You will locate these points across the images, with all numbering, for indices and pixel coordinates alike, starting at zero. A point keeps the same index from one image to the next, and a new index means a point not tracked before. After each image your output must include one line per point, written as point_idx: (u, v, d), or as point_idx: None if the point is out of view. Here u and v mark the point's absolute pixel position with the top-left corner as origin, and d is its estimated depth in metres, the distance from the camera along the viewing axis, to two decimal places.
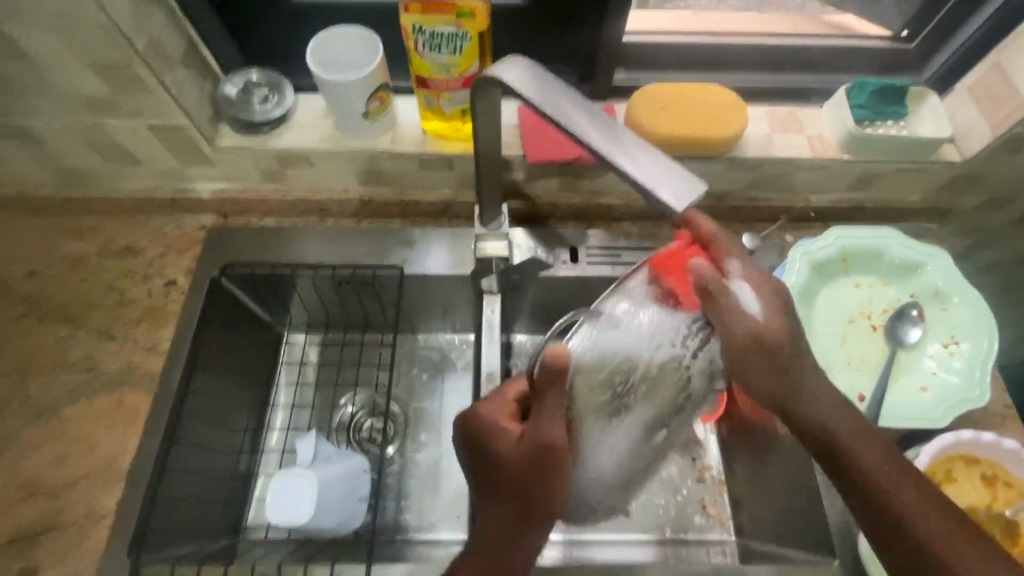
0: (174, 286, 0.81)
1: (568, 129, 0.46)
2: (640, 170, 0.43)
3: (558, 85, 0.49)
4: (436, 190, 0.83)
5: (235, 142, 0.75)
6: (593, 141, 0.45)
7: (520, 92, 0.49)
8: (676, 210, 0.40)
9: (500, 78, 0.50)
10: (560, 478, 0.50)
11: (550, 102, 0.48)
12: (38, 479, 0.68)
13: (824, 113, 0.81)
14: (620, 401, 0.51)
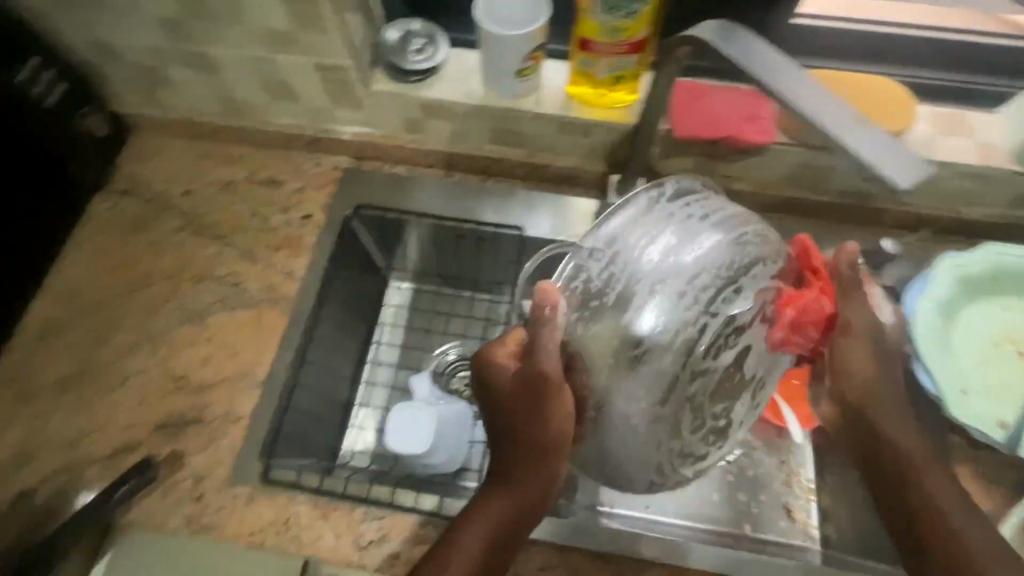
0: (310, 219, 0.86)
1: (774, 91, 0.45)
2: (860, 143, 0.42)
3: (763, 44, 0.47)
4: (566, 156, 0.84)
5: (387, 88, 0.79)
6: (806, 107, 0.44)
7: (732, 52, 0.47)
8: (901, 187, 0.40)
9: (709, 38, 0.48)
10: (555, 410, 0.54)
11: (758, 61, 0.46)
12: (186, 375, 0.76)
13: (996, 118, 0.75)
14: (634, 328, 0.52)
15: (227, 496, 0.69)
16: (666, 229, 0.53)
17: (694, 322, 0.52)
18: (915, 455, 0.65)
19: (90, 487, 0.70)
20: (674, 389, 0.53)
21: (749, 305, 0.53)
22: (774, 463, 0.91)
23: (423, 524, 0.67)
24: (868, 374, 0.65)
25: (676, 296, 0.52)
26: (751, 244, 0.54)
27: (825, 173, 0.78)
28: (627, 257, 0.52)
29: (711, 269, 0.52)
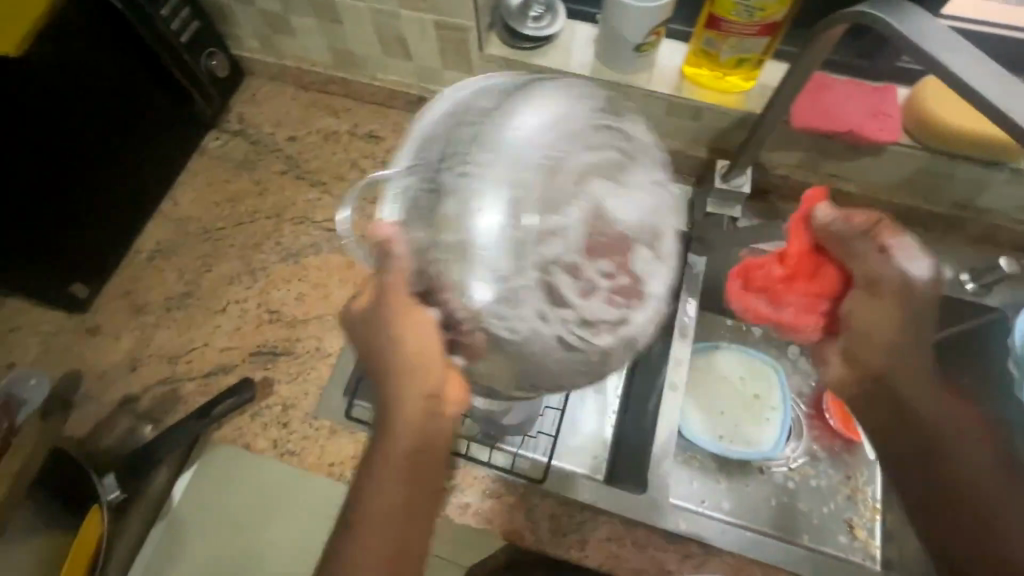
0: None
1: (960, 78, 0.44)
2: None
3: (947, 30, 0.46)
4: (668, 138, 0.83)
5: (501, 53, 0.79)
6: (998, 96, 0.42)
7: (903, 34, 0.46)
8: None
9: (880, 19, 0.47)
10: (393, 314, 0.48)
11: (946, 48, 0.45)
12: (281, 309, 0.79)
13: None
14: (474, 236, 0.44)
15: (311, 427, 0.72)
16: (469, 120, 0.47)
17: (555, 227, 0.44)
18: (959, 433, 0.56)
19: (188, 401, 0.74)
20: (595, 300, 0.45)
21: (569, 176, 0.45)
22: (838, 476, 0.89)
23: (495, 479, 0.68)
24: (892, 340, 0.58)
25: (519, 190, 0.44)
26: (613, 158, 0.47)
27: (941, 182, 0.75)
28: (422, 153, 0.47)
29: (542, 149, 0.45)
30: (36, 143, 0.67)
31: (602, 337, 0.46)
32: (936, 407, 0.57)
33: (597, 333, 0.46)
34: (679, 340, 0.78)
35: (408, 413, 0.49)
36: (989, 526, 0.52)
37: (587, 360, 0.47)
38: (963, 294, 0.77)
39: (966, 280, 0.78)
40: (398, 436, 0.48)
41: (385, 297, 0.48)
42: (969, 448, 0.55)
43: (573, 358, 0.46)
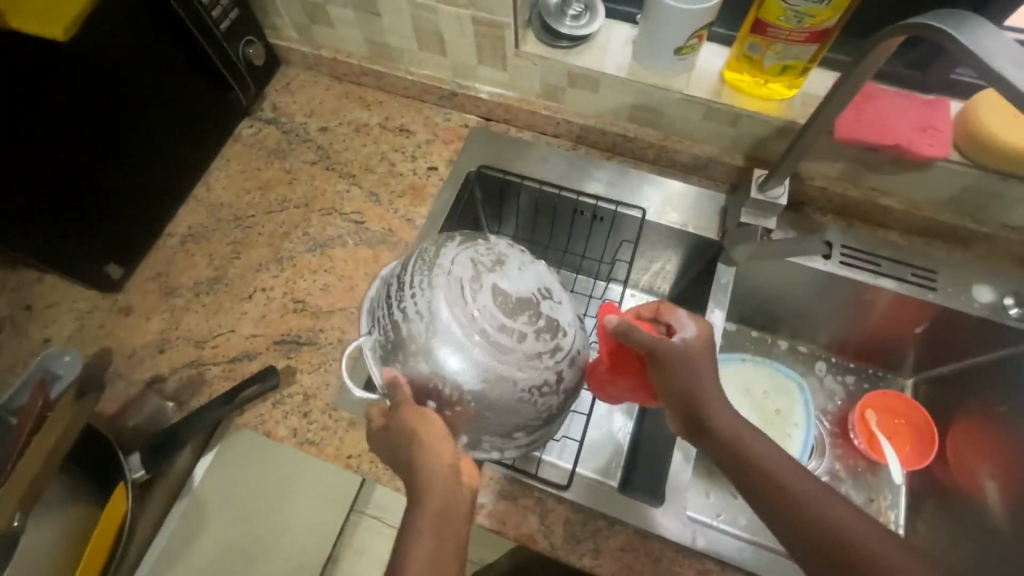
0: (435, 171, 0.89)
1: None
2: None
3: (1019, 49, 0.42)
4: (703, 144, 0.81)
5: (537, 51, 0.79)
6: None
7: (968, 46, 0.43)
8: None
9: (944, 29, 0.45)
10: (411, 418, 0.54)
11: (1017, 67, 0.41)
12: (306, 300, 0.80)
13: None
14: (437, 357, 0.56)
15: (330, 418, 0.72)
16: (402, 287, 0.60)
17: (495, 331, 0.56)
18: (760, 453, 0.56)
19: (211, 385, 0.75)
20: (544, 364, 0.58)
21: (484, 290, 0.57)
22: (861, 498, 0.87)
23: (511, 481, 0.68)
24: (689, 387, 0.58)
25: (461, 320, 0.57)
26: (482, 253, 0.60)
27: (990, 201, 0.72)
28: (390, 317, 0.60)
29: (463, 287, 0.58)
30: (76, 130, 0.68)
31: (547, 363, 0.58)
32: (749, 433, 0.58)
33: (546, 368, 0.58)
34: None
35: (429, 495, 0.52)
36: (820, 540, 0.53)
37: (542, 388, 0.58)
38: (1005, 319, 0.75)
39: (1009, 304, 0.75)
40: (426, 502, 0.52)
41: (392, 419, 0.56)
42: (785, 468, 0.56)
43: (532, 394, 0.58)
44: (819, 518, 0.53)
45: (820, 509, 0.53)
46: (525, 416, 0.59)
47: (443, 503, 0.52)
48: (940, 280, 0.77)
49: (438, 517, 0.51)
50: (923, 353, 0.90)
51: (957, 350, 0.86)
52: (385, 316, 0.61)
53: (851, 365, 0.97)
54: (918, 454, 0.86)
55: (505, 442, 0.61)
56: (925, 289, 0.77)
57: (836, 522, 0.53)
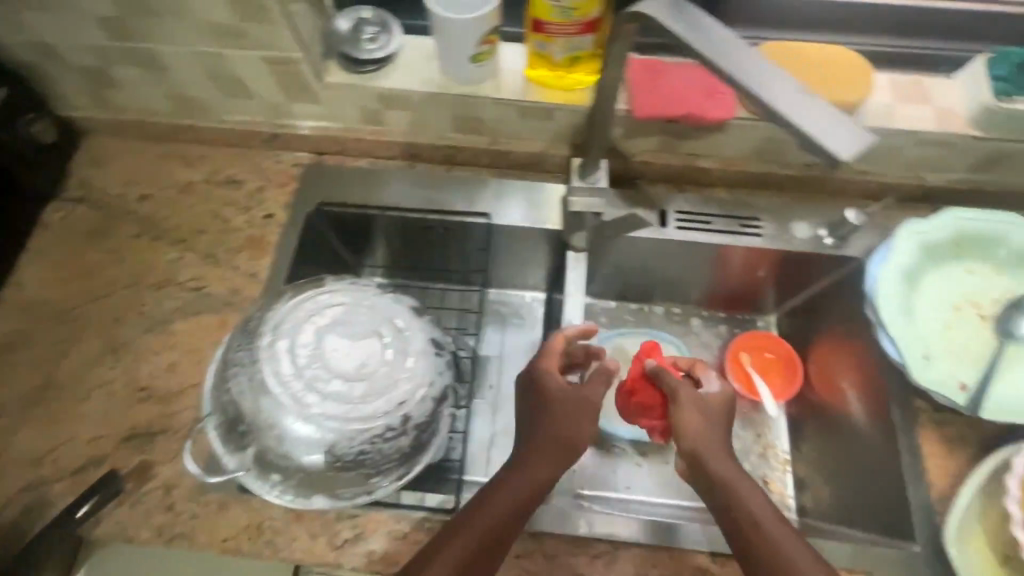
0: (272, 218, 0.85)
1: (720, 66, 0.47)
2: (804, 117, 0.44)
3: (716, 25, 0.49)
4: (530, 141, 0.83)
5: (342, 79, 0.77)
6: (755, 84, 0.46)
7: (675, 31, 0.49)
8: (843, 158, 0.42)
9: (653, 17, 0.50)
10: (591, 415, 0.65)
11: (716, 43, 0.48)
12: (152, 385, 0.74)
13: (955, 83, 0.74)
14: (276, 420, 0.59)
15: (198, 504, 0.67)
16: (233, 359, 0.63)
17: (332, 382, 0.61)
18: (759, 508, 0.60)
19: (57, 503, 0.68)
20: (385, 404, 0.62)
21: (318, 347, 0.63)
22: (750, 437, 0.94)
23: (398, 519, 0.67)
24: (697, 427, 0.65)
25: (295, 380, 0.60)
26: (314, 313, 0.66)
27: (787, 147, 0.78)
28: (223, 391, 0.62)
29: (296, 347, 0.62)
30: None
31: (385, 403, 0.62)
32: (747, 487, 0.62)
33: (382, 414, 0.62)
34: (569, 341, 0.78)
35: (507, 481, 0.61)
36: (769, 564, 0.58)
37: (385, 432, 0.62)
38: (823, 249, 0.81)
39: (824, 236, 0.81)
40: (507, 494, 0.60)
41: (545, 393, 0.66)
42: (765, 509, 0.61)
43: (376, 441, 0.61)
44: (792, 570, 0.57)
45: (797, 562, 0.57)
46: (378, 456, 0.62)
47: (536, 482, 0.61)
48: (765, 224, 0.83)
49: (524, 496, 0.60)
50: (778, 288, 0.97)
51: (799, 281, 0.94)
52: (219, 390, 0.62)
53: (723, 315, 1.03)
54: (787, 383, 0.94)
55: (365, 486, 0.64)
56: (754, 237, 0.82)
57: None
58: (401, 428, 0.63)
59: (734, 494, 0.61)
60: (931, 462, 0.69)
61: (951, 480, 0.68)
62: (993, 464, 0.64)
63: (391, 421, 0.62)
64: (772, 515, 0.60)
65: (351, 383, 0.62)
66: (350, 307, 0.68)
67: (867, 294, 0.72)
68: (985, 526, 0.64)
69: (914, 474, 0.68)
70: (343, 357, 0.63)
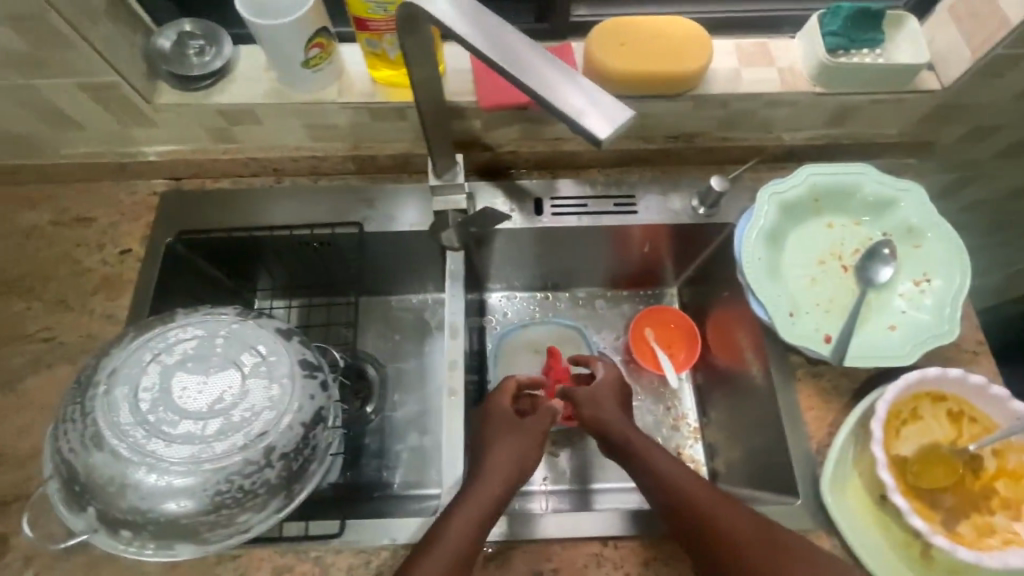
0: (129, 254, 0.80)
1: (480, 51, 0.44)
2: (558, 96, 0.40)
3: (477, 7, 0.45)
4: (393, 143, 0.81)
5: (173, 99, 0.72)
6: (513, 67, 0.42)
7: (441, 23, 0.45)
8: (600, 138, 0.38)
9: (420, 7, 0.46)
10: (536, 435, 0.71)
11: (476, 26, 0.45)
12: (4, 450, 0.69)
13: (796, 42, 0.76)
14: (118, 473, 0.55)
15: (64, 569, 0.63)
16: (69, 415, 0.58)
17: (182, 424, 0.58)
18: (676, 476, 0.63)
19: None
20: (245, 437, 0.59)
21: (165, 389, 0.59)
22: (660, 410, 0.95)
23: (284, 553, 0.64)
24: (612, 419, 0.71)
25: (140, 428, 0.57)
26: (159, 353, 0.62)
27: (647, 122, 0.78)
28: (59, 450, 0.57)
29: (140, 392, 0.59)
30: None
31: (243, 436, 0.59)
32: (661, 458, 0.66)
33: (241, 449, 0.58)
34: (451, 340, 0.76)
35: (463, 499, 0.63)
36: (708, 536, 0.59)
37: (244, 468, 0.58)
38: (698, 220, 0.81)
39: (696, 206, 0.81)
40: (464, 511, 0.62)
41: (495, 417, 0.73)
42: (691, 485, 0.63)
43: (235, 479, 0.58)
44: (722, 526, 0.59)
45: (724, 519, 0.60)
46: (241, 495, 0.58)
47: (495, 499, 0.64)
48: (640, 201, 0.83)
49: (483, 510, 0.62)
50: (677, 258, 0.96)
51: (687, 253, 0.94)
52: (55, 450, 0.58)
53: (626, 293, 1.03)
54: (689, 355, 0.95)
55: (235, 529, 0.60)
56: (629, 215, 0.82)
57: (738, 531, 0.59)
58: (264, 461, 0.59)
59: (661, 475, 0.64)
60: (809, 415, 0.70)
61: (829, 430, 0.69)
62: (862, 410, 0.66)
63: (251, 454, 0.59)
64: (700, 487, 0.63)
65: (203, 422, 0.59)
66: (204, 341, 0.64)
67: (736, 257, 0.73)
68: (859, 471, 0.65)
69: (793, 429, 0.69)
70: (194, 396, 0.60)
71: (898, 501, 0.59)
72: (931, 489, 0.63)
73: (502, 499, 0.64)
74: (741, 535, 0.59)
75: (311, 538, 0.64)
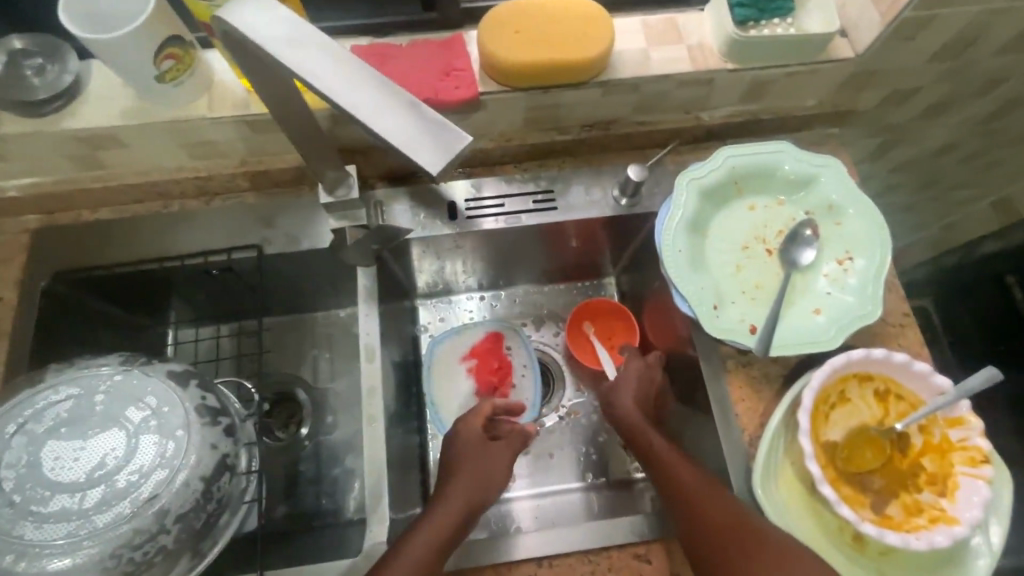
0: (1, 302, 0.72)
1: (298, 73, 0.38)
2: (390, 127, 0.37)
3: (290, 18, 0.40)
4: (285, 155, 0.74)
5: (18, 128, 0.64)
6: (335, 94, 0.38)
7: (254, 39, 0.39)
8: (435, 172, 0.36)
9: (228, 20, 0.39)
10: (505, 458, 0.71)
11: (290, 45, 0.39)
12: None
13: (705, 16, 0.71)
14: None
15: None
16: None
17: (56, 500, 0.52)
18: (678, 466, 0.64)
19: None
20: (133, 506, 0.54)
21: (33, 462, 0.53)
22: None
23: None
24: (627, 403, 0.73)
25: (6, 510, 0.51)
26: (26, 420, 0.56)
27: (557, 112, 0.73)
28: None
29: (6, 470, 0.53)
30: None
31: (130, 504, 0.54)
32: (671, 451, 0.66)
33: (128, 518, 0.53)
34: (368, 364, 0.71)
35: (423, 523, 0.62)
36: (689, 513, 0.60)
37: (133, 538, 0.53)
38: (620, 211, 0.78)
39: (618, 196, 0.77)
40: (422, 535, 0.61)
41: (471, 433, 0.72)
42: (676, 461, 0.65)
43: (123, 552, 0.53)
44: (707, 515, 0.59)
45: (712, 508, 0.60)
46: (135, 567, 0.54)
47: (459, 518, 0.64)
48: (560, 195, 0.78)
49: (448, 527, 0.62)
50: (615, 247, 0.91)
51: (618, 244, 0.90)
52: None
53: (564, 286, 0.99)
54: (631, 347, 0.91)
55: None
56: (549, 211, 0.78)
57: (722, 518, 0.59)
58: (158, 527, 0.55)
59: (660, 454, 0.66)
60: (740, 407, 0.68)
61: (760, 420, 0.68)
62: (792, 398, 0.64)
63: (141, 523, 0.54)
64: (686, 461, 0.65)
65: (81, 494, 0.53)
66: (80, 401, 0.57)
67: (657, 250, 0.70)
68: (791, 462, 0.64)
69: (724, 423, 0.68)
70: (70, 466, 0.54)
71: (826, 493, 0.59)
72: (859, 472, 0.62)
73: (466, 519, 0.64)
74: (721, 522, 0.58)
75: None
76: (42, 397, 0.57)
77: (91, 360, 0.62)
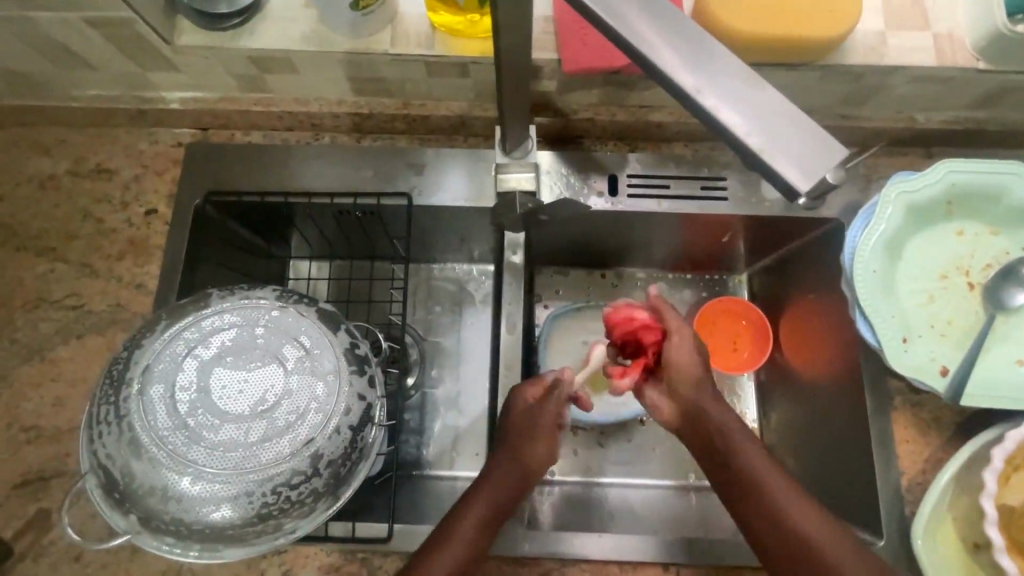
0: (155, 215, 0.72)
1: (631, 47, 0.35)
2: (742, 122, 0.33)
3: None
4: (449, 101, 0.70)
5: (196, 41, 0.63)
6: (674, 71, 0.34)
7: None
8: (801, 189, 0.32)
9: None
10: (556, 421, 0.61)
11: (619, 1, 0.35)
12: (39, 423, 0.66)
13: (959, 2, 0.61)
14: (160, 483, 0.51)
15: (107, 553, 0.63)
16: (99, 416, 0.54)
17: (222, 429, 0.53)
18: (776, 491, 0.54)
19: None
20: (285, 447, 0.54)
21: (192, 391, 0.54)
22: None
23: (330, 552, 0.65)
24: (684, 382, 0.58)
25: (174, 434, 0.52)
26: (192, 345, 0.56)
27: None
28: (94, 446, 0.53)
29: (169, 394, 0.53)
30: None
31: (287, 443, 0.54)
32: (780, 485, 0.54)
33: (287, 457, 0.53)
34: (508, 336, 0.70)
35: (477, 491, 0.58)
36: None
37: (292, 478, 0.54)
38: (795, 212, 0.71)
39: None
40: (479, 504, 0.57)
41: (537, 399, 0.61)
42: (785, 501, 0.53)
43: (281, 490, 0.53)
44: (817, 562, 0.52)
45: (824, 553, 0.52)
46: (287, 506, 0.54)
47: (513, 483, 0.58)
48: (729, 181, 0.72)
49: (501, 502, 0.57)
50: (759, 248, 0.79)
51: (761, 248, 0.79)
52: (91, 446, 0.54)
53: (691, 276, 0.87)
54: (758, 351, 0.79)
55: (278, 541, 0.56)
56: (716, 199, 0.72)
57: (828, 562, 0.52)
58: (310, 470, 0.54)
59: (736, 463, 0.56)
60: (902, 449, 0.64)
61: (923, 466, 0.63)
62: (970, 453, 0.59)
63: (298, 464, 0.54)
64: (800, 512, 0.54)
65: (245, 426, 0.53)
66: (241, 331, 0.57)
67: (843, 266, 0.63)
68: (955, 519, 0.59)
69: (881, 461, 0.64)
70: (235, 397, 0.54)
71: (1004, 563, 0.54)
72: None
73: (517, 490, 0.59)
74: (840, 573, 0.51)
75: (360, 538, 0.64)
76: (206, 324, 0.57)
77: (247, 288, 0.61)
